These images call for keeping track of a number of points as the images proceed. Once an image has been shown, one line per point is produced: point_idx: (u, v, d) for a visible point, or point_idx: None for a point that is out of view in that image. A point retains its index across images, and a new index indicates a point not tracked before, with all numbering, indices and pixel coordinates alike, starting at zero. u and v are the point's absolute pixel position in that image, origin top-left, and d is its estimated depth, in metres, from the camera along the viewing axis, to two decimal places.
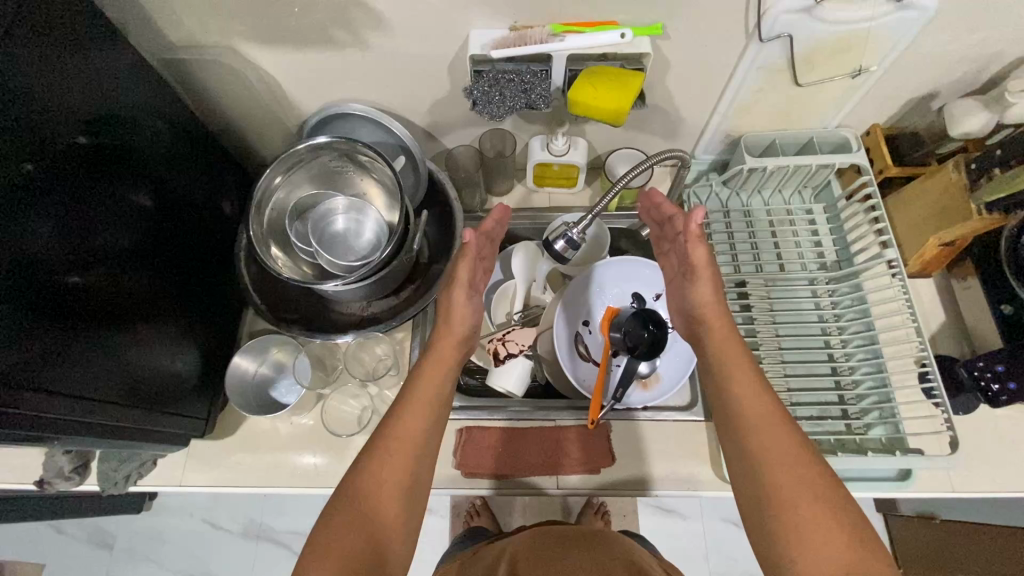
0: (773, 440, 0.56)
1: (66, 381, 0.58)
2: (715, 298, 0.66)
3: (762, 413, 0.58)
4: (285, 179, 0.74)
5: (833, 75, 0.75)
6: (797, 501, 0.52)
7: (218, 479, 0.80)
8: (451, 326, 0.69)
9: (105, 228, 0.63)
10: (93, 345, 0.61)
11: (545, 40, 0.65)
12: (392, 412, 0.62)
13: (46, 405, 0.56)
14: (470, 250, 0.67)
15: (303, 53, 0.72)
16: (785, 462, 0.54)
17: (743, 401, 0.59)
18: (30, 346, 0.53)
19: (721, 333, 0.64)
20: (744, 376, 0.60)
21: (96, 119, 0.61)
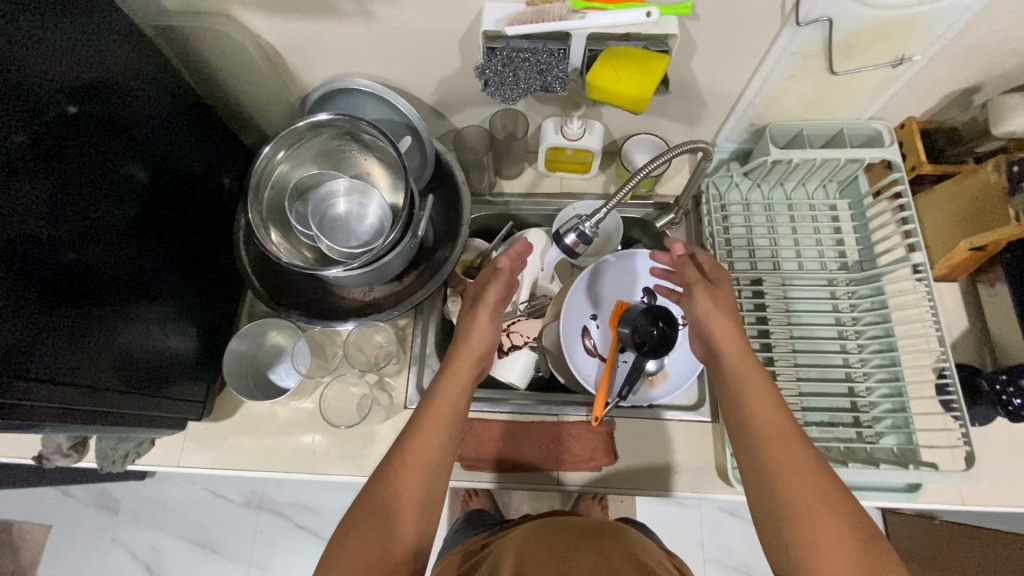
0: (785, 456, 0.54)
1: (58, 370, 0.56)
2: (720, 309, 0.63)
3: (773, 427, 0.56)
4: (287, 158, 0.70)
5: (871, 65, 0.70)
6: (815, 526, 0.51)
7: (216, 461, 0.79)
8: (467, 346, 0.65)
9: (98, 202, 0.61)
10: (86, 333, 0.59)
11: (564, 17, 0.61)
12: (409, 426, 0.60)
13: (34, 390, 0.54)
14: (501, 275, 0.66)
15: (305, 22, 0.68)
16: (803, 484, 0.53)
17: (760, 419, 0.57)
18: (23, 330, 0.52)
19: (730, 343, 0.61)
20: (759, 393, 0.58)
21: (91, 88, 0.58)
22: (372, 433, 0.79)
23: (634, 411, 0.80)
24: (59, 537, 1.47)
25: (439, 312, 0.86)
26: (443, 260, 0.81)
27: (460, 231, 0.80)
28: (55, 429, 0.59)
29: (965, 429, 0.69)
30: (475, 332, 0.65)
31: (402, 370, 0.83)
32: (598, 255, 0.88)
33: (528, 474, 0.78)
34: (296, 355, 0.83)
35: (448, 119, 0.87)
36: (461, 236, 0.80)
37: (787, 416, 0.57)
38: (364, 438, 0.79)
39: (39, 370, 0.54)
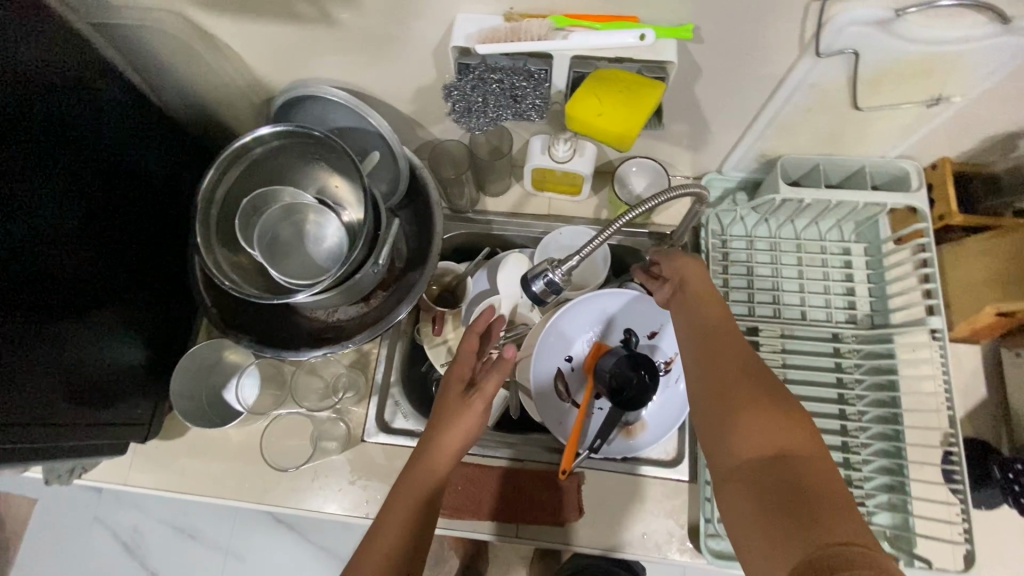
0: (720, 349, 0.53)
1: None
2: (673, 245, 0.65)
3: (709, 327, 0.55)
4: (237, 171, 0.65)
5: (902, 102, 0.61)
6: (732, 402, 0.48)
7: (163, 482, 0.76)
8: (435, 453, 0.56)
9: (31, 220, 0.55)
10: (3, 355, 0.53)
11: (544, 37, 0.53)
12: (375, 526, 0.53)
13: None
14: (504, 367, 0.58)
15: (263, 25, 0.61)
16: (732, 369, 0.50)
17: (701, 323, 0.56)
18: None
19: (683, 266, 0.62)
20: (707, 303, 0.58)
21: (25, 93, 0.53)
22: (325, 466, 0.75)
23: (606, 462, 0.74)
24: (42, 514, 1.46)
25: (406, 338, 0.83)
26: (411, 285, 0.74)
27: (430, 256, 0.73)
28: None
29: (968, 523, 0.62)
30: (454, 427, 0.57)
31: (362, 400, 0.78)
32: (583, 285, 0.82)
33: (488, 524, 0.73)
34: (242, 387, 0.77)
35: (428, 130, 0.80)
36: (431, 261, 0.73)
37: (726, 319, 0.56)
38: (316, 470, 0.75)
39: None
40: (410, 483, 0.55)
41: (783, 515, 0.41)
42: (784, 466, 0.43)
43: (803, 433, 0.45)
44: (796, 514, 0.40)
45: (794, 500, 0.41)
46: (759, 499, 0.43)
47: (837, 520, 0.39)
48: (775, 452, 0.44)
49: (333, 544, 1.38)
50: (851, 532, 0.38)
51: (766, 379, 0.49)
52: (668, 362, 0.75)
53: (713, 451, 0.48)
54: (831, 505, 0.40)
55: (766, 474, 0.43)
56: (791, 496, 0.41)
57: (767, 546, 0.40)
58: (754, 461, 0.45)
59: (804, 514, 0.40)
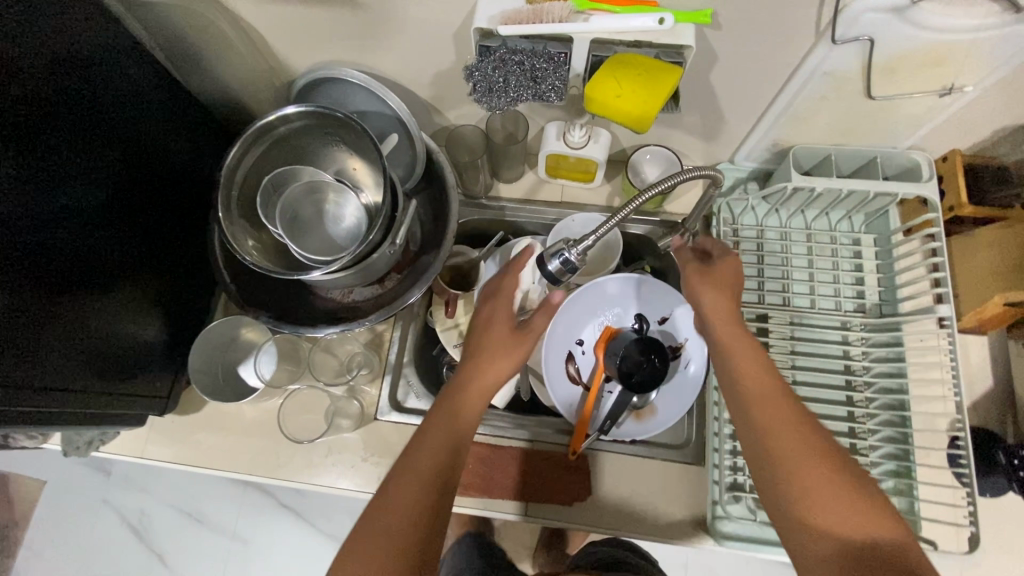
0: (781, 416, 0.52)
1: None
2: (710, 291, 0.63)
3: (763, 387, 0.54)
4: (262, 147, 0.67)
5: (915, 92, 0.62)
6: (810, 481, 0.48)
7: (179, 456, 0.77)
8: (479, 377, 0.60)
9: (64, 189, 0.57)
10: (31, 320, 0.55)
11: (565, 19, 0.54)
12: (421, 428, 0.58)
13: None
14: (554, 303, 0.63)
15: (289, 6, 0.63)
16: (787, 433, 0.51)
17: (746, 377, 0.56)
18: None
19: (722, 317, 0.61)
20: (743, 351, 0.58)
21: (59, 64, 0.55)
22: (338, 444, 0.76)
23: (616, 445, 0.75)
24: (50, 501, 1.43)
25: (419, 320, 0.83)
26: (425, 267, 0.76)
27: (445, 237, 0.74)
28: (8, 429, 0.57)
29: (973, 507, 0.63)
30: (503, 352, 0.62)
31: (376, 379, 0.80)
32: (594, 272, 0.83)
33: (497, 503, 0.74)
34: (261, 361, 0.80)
35: (445, 116, 0.81)
36: (446, 243, 0.74)
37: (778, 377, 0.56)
38: (328, 446, 0.76)
39: None
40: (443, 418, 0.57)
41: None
42: (871, 555, 0.45)
43: (882, 515, 0.47)
44: None
45: None
46: None
47: None
48: (861, 536, 0.46)
49: (340, 530, 1.39)
50: None
51: (837, 455, 0.50)
52: (680, 346, 0.76)
53: (785, 528, 0.49)
54: None
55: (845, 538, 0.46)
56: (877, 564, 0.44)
57: None
58: (846, 550, 0.46)
59: None
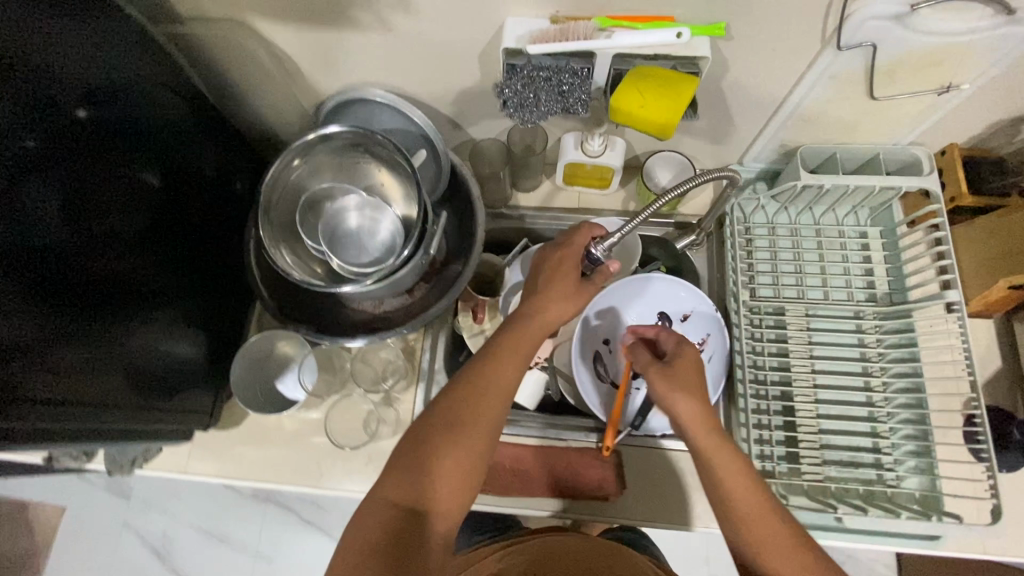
0: (773, 540, 0.52)
1: (59, 363, 0.55)
2: (691, 400, 0.58)
3: (753, 502, 0.53)
4: (301, 166, 0.71)
5: (914, 91, 0.66)
6: None
7: (222, 470, 0.79)
8: (530, 322, 0.62)
9: (113, 210, 0.61)
10: (90, 335, 0.59)
11: (590, 36, 0.58)
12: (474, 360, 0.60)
13: (42, 391, 0.53)
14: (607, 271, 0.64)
15: (323, 33, 0.66)
16: (781, 549, 0.51)
17: (739, 508, 0.53)
18: (27, 306, 0.52)
19: (702, 429, 0.57)
20: (735, 478, 0.54)
21: (107, 93, 0.59)
22: (377, 451, 0.78)
23: (648, 440, 0.78)
24: (71, 527, 1.41)
25: (448, 327, 0.86)
26: (454, 276, 0.79)
27: (473, 247, 0.77)
28: (56, 447, 0.58)
29: (992, 480, 0.66)
30: (554, 299, 0.62)
31: (410, 387, 0.82)
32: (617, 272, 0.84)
33: (535, 501, 0.76)
34: (304, 369, 0.82)
35: (465, 131, 0.84)
36: (474, 252, 0.77)
37: (764, 490, 0.55)
38: (367, 454, 0.78)
39: (41, 375, 0.53)
40: (496, 375, 0.59)
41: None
42: None
43: None
44: None
45: None
46: None
47: None
48: None
49: None
50: None
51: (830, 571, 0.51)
52: (702, 342, 0.79)
53: None
54: None
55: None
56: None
57: None
58: None
59: None
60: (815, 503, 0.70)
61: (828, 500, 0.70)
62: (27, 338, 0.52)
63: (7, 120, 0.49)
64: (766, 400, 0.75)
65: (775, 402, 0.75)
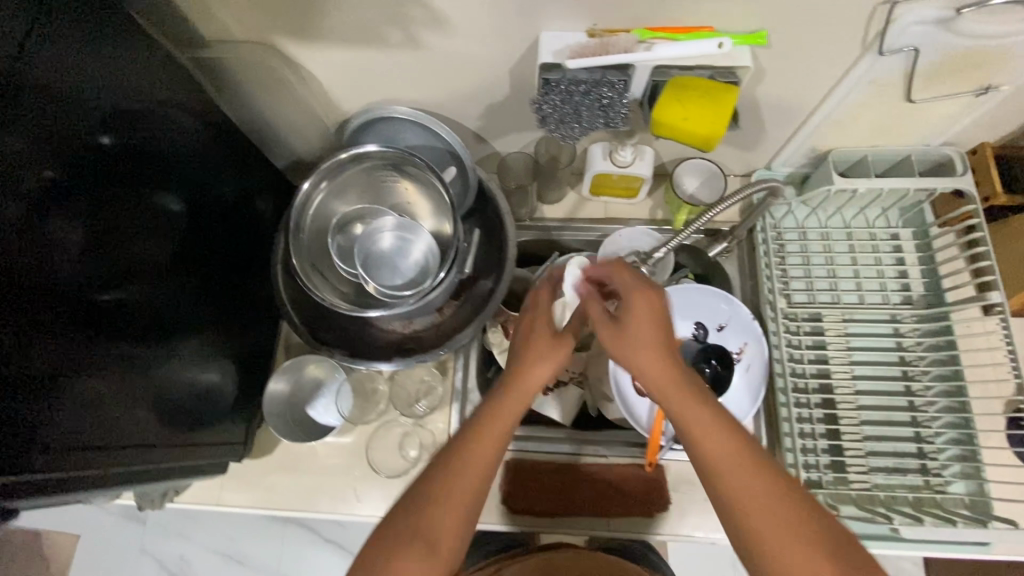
0: (755, 498, 0.48)
1: (89, 405, 0.53)
2: (650, 344, 0.55)
3: (729, 456, 0.50)
4: (329, 188, 0.70)
5: (951, 93, 0.65)
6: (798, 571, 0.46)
7: (257, 499, 0.78)
8: (517, 379, 0.60)
9: (134, 240, 0.59)
10: (116, 371, 0.56)
11: (630, 49, 0.57)
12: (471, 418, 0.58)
13: (72, 436, 0.51)
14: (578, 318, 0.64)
15: (350, 51, 0.64)
16: (766, 513, 0.48)
17: (715, 461, 0.50)
18: (51, 346, 0.49)
19: (665, 379, 0.54)
20: (696, 420, 0.52)
21: (128, 120, 0.56)
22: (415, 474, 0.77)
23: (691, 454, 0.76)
24: (87, 554, 1.38)
25: (478, 344, 0.85)
26: (484, 292, 0.77)
27: (505, 264, 0.76)
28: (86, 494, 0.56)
29: None
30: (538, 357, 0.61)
31: (444, 407, 0.81)
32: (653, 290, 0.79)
33: (579, 520, 0.75)
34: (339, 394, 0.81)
35: (490, 145, 0.83)
36: (506, 269, 0.76)
37: (741, 442, 0.51)
38: (404, 478, 0.77)
39: (71, 419, 0.51)
40: (488, 432, 0.56)
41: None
42: None
43: None
44: None
45: None
46: None
47: None
48: None
49: None
50: None
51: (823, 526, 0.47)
52: (739, 351, 0.77)
53: None
54: None
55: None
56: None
57: None
58: None
59: None
60: (864, 512, 0.69)
61: (877, 509, 0.69)
62: (49, 380, 0.49)
63: (30, 153, 0.47)
64: (808, 408, 0.74)
65: (817, 410, 0.75)
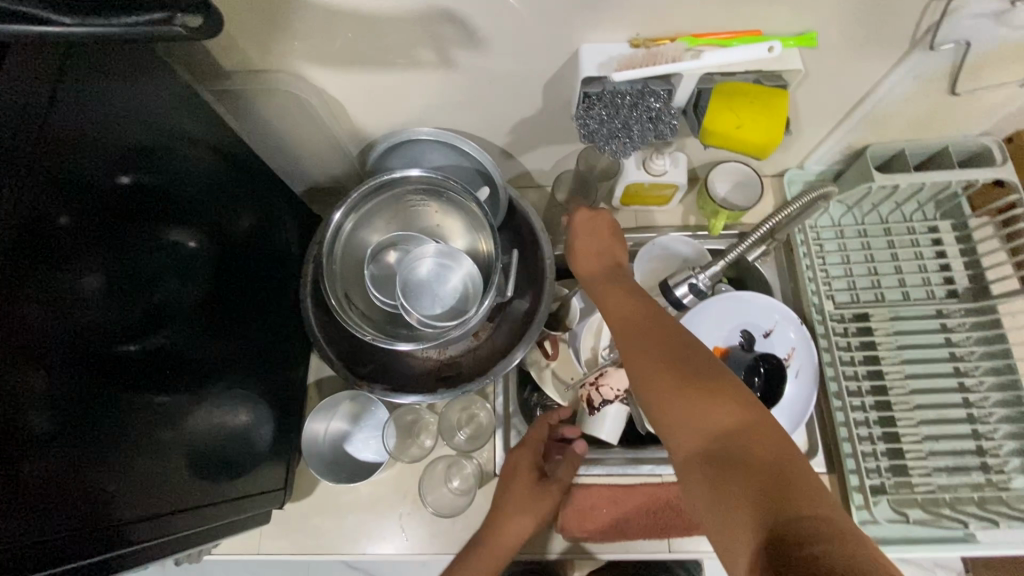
0: (635, 341, 0.52)
1: (128, 470, 0.49)
2: (591, 256, 0.67)
3: (625, 314, 0.56)
4: (357, 218, 0.68)
5: (996, 83, 0.64)
6: (660, 390, 0.47)
7: (299, 545, 0.74)
8: (521, 477, 0.69)
9: (155, 285, 0.55)
10: (150, 429, 0.53)
11: (679, 57, 0.54)
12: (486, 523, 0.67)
13: (115, 505, 0.47)
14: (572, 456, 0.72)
15: (375, 74, 0.61)
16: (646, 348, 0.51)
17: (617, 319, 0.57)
18: (79, 410, 0.45)
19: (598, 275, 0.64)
20: (615, 303, 0.58)
21: (145, 158, 0.53)
22: (465, 507, 0.74)
23: None
24: None
25: (518, 366, 0.82)
26: (523, 313, 0.75)
27: (543, 284, 0.73)
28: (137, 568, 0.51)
29: None
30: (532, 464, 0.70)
31: (488, 434, 0.78)
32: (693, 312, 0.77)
33: (636, 543, 0.73)
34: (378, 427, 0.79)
35: (517, 159, 0.81)
36: (545, 289, 0.73)
37: (642, 305, 0.56)
38: (452, 513, 0.74)
39: (112, 487, 0.47)
40: (506, 515, 0.67)
41: (743, 508, 0.38)
42: (727, 441, 0.42)
43: (735, 402, 0.44)
44: (746, 482, 0.39)
45: (749, 470, 0.40)
46: (715, 469, 0.42)
47: (805, 499, 0.37)
48: (711, 430, 0.43)
49: None
50: (815, 509, 0.37)
51: (692, 353, 0.49)
52: (787, 357, 0.75)
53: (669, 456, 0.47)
54: (773, 475, 0.39)
55: (751, 498, 0.38)
56: (755, 483, 0.39)
57: (740, 530, 0.38)
58: (700, 446, 0.43)
59: (752, 484, 0.39)
60: (929, 515, 0.68)
61: (943, 511, 0.68)
62: (87, 448, 0.45)
63: (47, 199, 0.43)
64: (863, 411, 0.73)
65: (872, 412, 0.73)
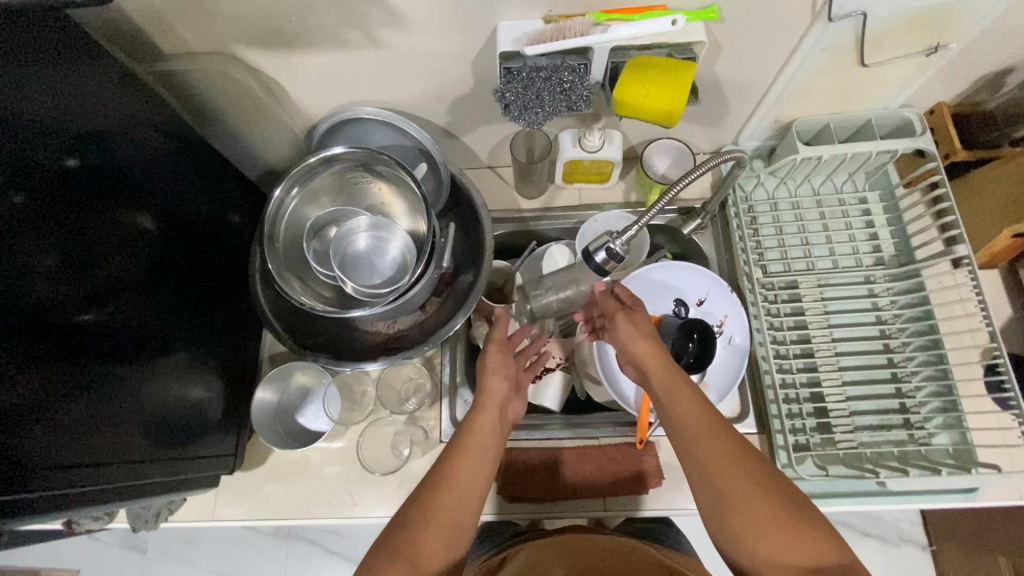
0: (714, 450, 0.52)
1: (71, 427, 0.52)
2: (648, 344, 0.60)
3: (699, 417, 0.54)
4: (300, 195, 0.71)
5: (904, 54, 0.67)
6: (751, 511, 0.49)
7: (251, 512, 0.78)
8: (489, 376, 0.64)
9: (111, 258, 0.58)
10: (100, 392, 0.56)
11: (586, 32, 0.58)
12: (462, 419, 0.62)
13: (52, 457, 0.50)
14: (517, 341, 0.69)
15: (310, 55, 0.65)
16: (730, 467, 0.51)
17: (685, 420, 0.54)
18: (20, 370, 0.48)
19: (654, 367, 0.59)
20: (690, 405, 0.55)
21: (101, 139, 0.56)
22: (410, 472, 0.77)
23: None
24: None
25: (465, 339, 0.85)
26: (466, 287, 0.77)
27: (482, 256, 0.76)
28: (81, 515, 0.54)
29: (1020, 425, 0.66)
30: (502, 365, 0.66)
31: (434, 404, 0.82)
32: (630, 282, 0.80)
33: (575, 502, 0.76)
34: (327, 399, 0.81)
35: (460, 139, 0.84)
36: (484, 262, 0.76)
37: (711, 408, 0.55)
38: (398, 476, 0.77)
39: (50, 443, 0.50)
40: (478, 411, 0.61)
41: None
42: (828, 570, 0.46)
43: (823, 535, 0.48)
44: None
45: None
46: None
47: None
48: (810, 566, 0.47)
49: None
50: None
51: (773, 474, 0.51)
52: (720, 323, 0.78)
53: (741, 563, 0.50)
54: None
55: None
56: None
57: None
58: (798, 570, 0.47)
59: None
60: (853, 469, 0.71)
61: (865, 465, 0.71)
62: (30, 402, 0.48)
63: None
64: (792, 374, 0.76)
65: (800, 375, 0.76)
